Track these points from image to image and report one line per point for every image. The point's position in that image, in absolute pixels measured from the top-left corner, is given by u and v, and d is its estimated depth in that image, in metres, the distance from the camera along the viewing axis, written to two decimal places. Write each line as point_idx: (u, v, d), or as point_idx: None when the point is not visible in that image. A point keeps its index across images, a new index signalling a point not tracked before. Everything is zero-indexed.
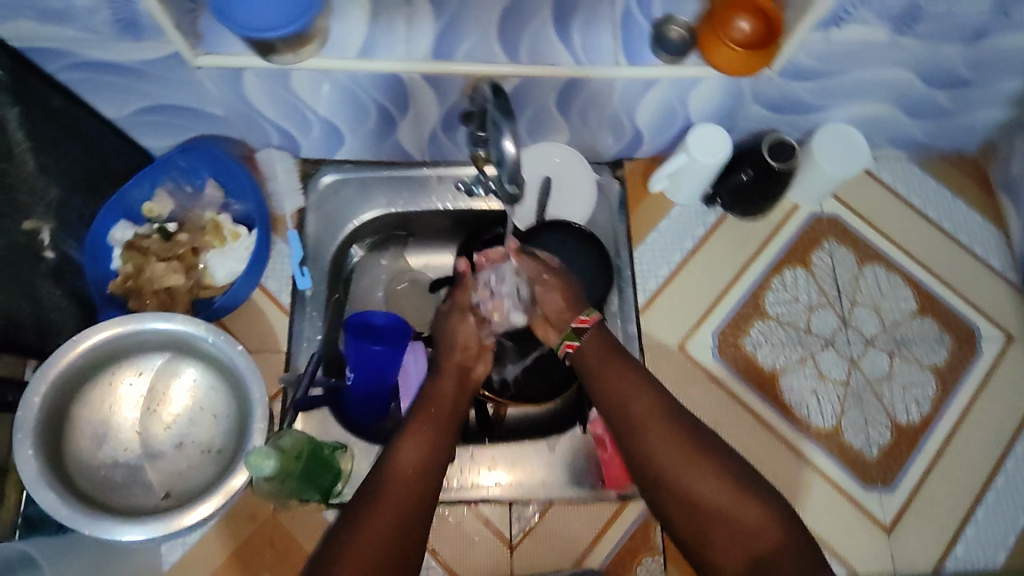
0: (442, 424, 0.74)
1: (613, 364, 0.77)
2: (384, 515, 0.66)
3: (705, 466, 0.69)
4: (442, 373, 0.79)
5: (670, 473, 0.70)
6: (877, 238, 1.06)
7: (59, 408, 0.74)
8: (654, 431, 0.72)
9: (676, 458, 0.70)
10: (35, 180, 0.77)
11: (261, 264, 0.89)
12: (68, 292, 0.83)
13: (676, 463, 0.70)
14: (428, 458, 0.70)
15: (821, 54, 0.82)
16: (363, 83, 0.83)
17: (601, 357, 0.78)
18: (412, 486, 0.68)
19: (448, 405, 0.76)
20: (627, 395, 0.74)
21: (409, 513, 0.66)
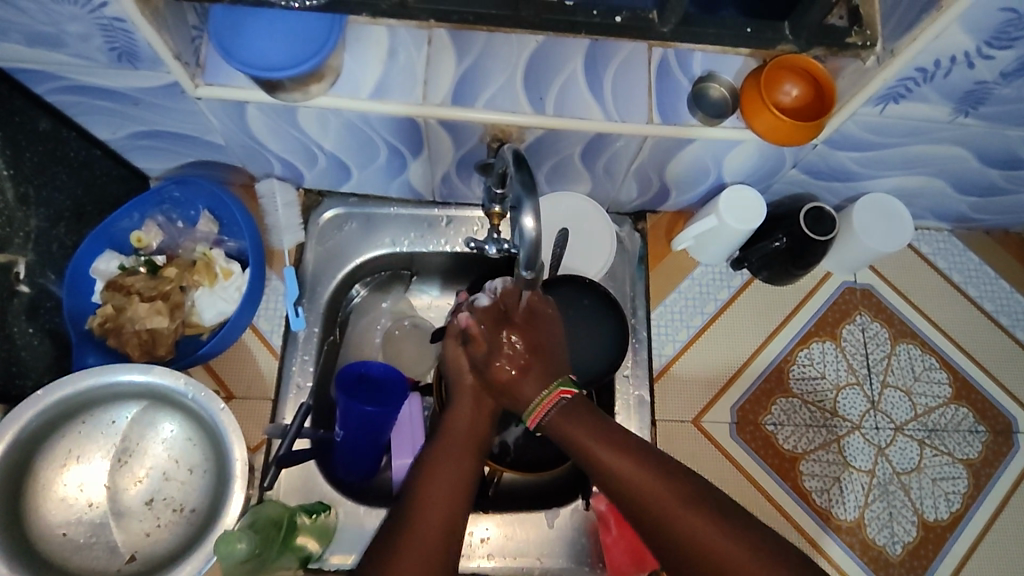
0: (462, 471, 0.67)
1: (589, 423, 0.68)
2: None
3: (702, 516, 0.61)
4: (458, 394, 0.73)
5: (670, 531, 0.62)
6: (913, 315, 0.99)
7: (19, 463, 0.68)
8: (641, 485, 0.64)
9: (675, 513, 0.62)
10: (14, 211, 0.72)
11: (253, 301, 0.84)
12: (42, 329, 0.78)
13: (674, 517, 0.61)
14: (450, 516, 0.64)
15: (871, 125, 0.77)
16: (375, 125, 0.77)
17: (576, 417, 0.68)
18: (432, 549, 0.61)
19: (467, 450, 0.68)
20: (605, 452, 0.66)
21: (437, 546, 0.61)
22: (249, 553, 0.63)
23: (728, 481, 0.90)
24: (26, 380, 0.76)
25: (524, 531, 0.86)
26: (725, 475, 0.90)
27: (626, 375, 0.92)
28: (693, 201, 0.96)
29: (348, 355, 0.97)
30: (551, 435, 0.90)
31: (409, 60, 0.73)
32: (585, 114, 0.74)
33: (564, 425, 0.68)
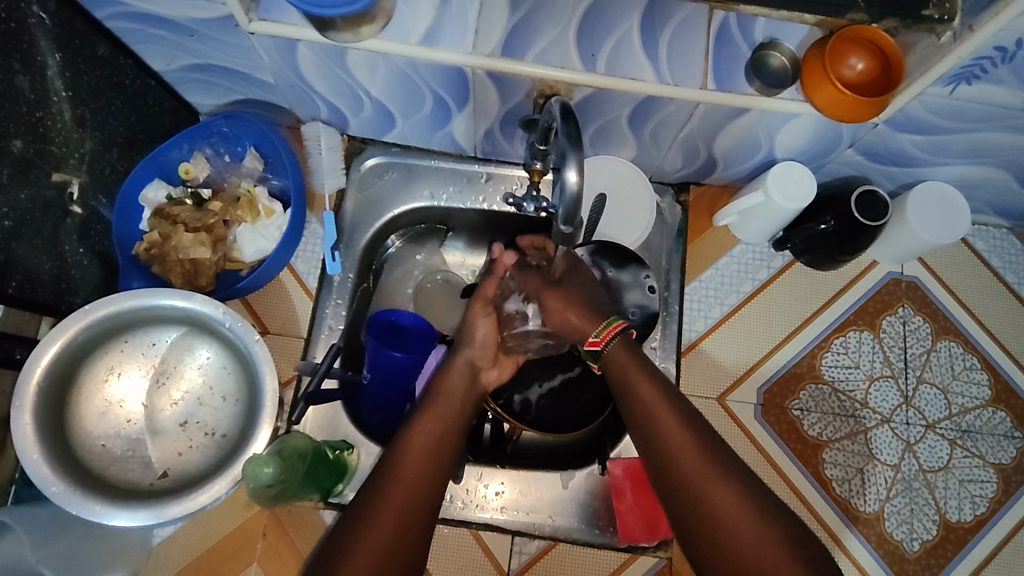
0: (448, 423, 0.71)
1: (639, 373, 0.72)
2: (389, 508, 0.63)
3: (725, 489, 0.64)
4: (452, 370, 0.76)
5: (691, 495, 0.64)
6: (959, 312, 0.96)
7: (65, 374, 0.71)
8: (672, 445, 0.67)
9: (707, 481, 0.64)
10: (71, 132, 0.74)
11: (292, 242, 0.85)
12: (92, 250, 0.81)
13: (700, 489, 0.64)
14: (431, 467, 0.67)
15: (938, 107, 0.73)
16: (423, 72, 0.76)
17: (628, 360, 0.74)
18: (416, 493, 0.65)
19: (459, 405, 0.73)
20: (645, 406, 0.70)
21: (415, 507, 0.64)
22: (276, 478, 0.65)
23: (749, 462, 0.89)
24: (74, 298, 0.79)
25: (539, 489, 0.87)
26: (746, 455, 0.89)
27: (653, 347, 0.92)
28: (742, 175, 0.93)
29: (380, 303, 0.99)
30: (571, 399, 0.91)
31: (461, 8, 0.72)
32: (638, 74, 0.73)
33: (627, 372, 0.72)
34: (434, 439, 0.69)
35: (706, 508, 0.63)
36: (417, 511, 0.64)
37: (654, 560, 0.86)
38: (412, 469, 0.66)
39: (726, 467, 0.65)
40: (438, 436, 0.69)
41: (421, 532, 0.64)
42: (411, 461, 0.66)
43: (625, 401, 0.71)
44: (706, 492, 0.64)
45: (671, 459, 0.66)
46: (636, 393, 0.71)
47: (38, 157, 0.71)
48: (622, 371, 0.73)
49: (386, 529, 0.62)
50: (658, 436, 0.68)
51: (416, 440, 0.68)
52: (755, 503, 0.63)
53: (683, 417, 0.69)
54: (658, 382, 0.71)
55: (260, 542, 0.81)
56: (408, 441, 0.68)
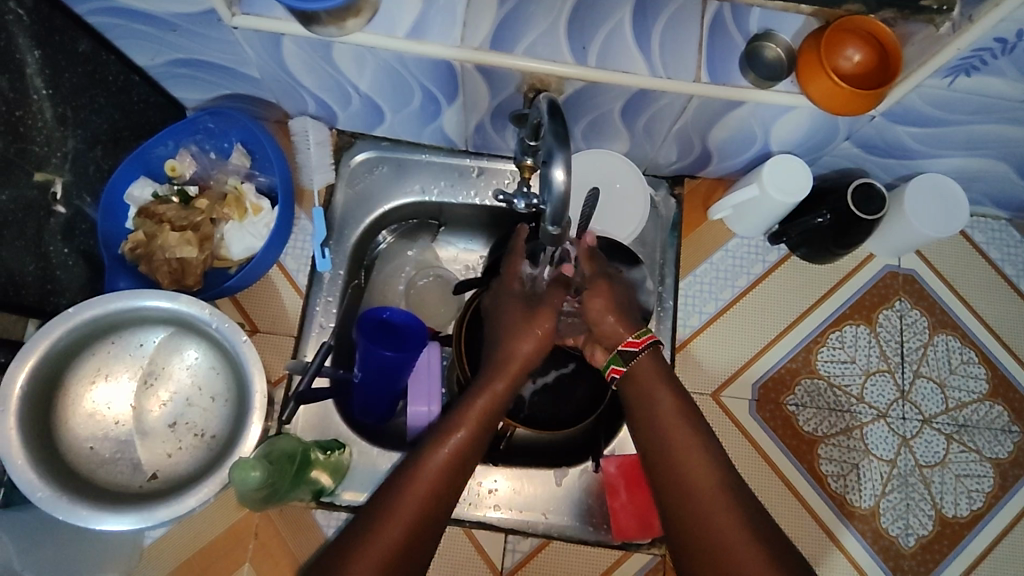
0: (479, 432, 0.70)
1: (663, 396, 0.71)
2: (392, 524, 0.61)
3: (737, 519, 0.61)
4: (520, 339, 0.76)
5: (699, 523, 0.62)
6: (956, 304, 0.95)
7: (50, 377, 0.71)
8: (686, 472, 0.65)
9: (721, 509, 0.62)
10: (52, 130, 0.73)
11: (281, 238, 0.84)
12: (77, 250, 0.80)
13: (713, 518, 0.61)
14: (454, 474, 0.67)
15: (937, 99, 0.72)
16: (411, 66, 0.74)
17: (657, 375, 0.73)
18: (427, 505, 0.64)
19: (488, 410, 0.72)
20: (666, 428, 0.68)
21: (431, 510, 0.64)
22: (263, 483, 0.65)
23: (744, 458, 0.89)
24: (60, 299, 0.78)
25: (533, 487, 0.87)
26: (741, 451, 0.89)
27: None
28: (737, 168, 0.92)
29: (371, 299, 0.98)
30: (565, 394, 0.90)
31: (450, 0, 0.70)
32: (630, 67, 0.71)
33: (654, 390, 0.71)
34: (466, 445, 0.68)
35: (715, 538, 0.60)
36: (425, 524, 0.63)
37: (649, 557, 0.86)
38: (431, 480, 0.65)
39: (741, 497, 0.63)
40: (466, 443, 0.68)
41: (425, 545, 0.63)
42: (433, 472, 0.65)
43: (648, 424, 0.70)
44: (716, 518, 0.61)
45: (685, 485, 0.64)
46: (659, 415, 0.69)
47: (19, 157, 0.70)
48: (649, 392, 0.71)
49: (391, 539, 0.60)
50: (672, 459, 0.66)
51: (442, 448, 0.67)
52: (767, 539, 0.60)
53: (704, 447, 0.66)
54: (683, 408, 0.70)
55: (252, 543, 0.81)
56: (428, 456, 0.66)
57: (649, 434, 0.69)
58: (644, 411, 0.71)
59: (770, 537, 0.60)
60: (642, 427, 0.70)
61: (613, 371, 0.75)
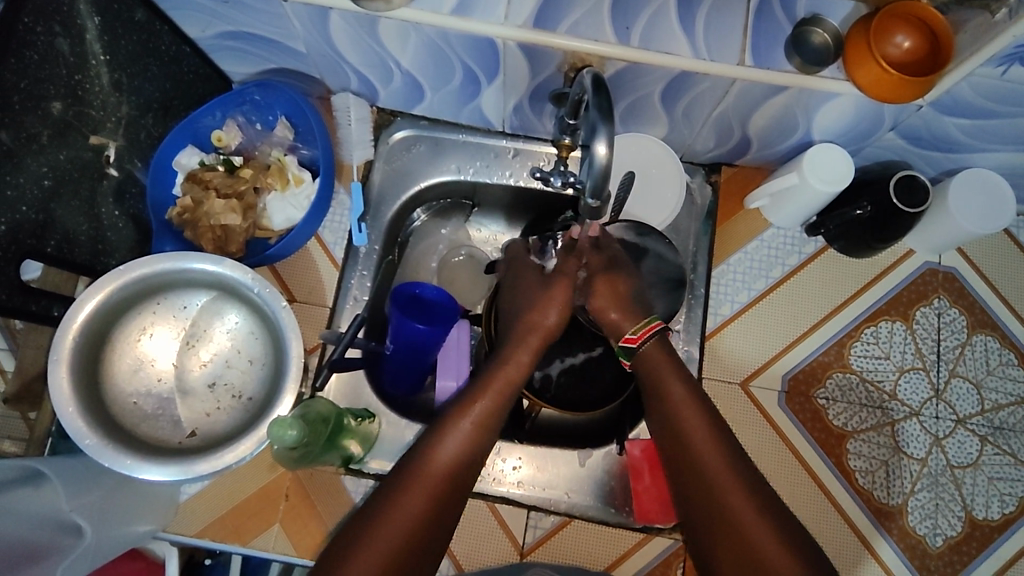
0: (498, 407, 0.70)
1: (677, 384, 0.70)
2: (410, 503, 0.62)
3: (758, 514, 0.62)
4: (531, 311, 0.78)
5: (723, 516, 0.62)
6: (997, 305, 0.93)
7: (99, 332, 0.73)
8: (707, 462, 0.65)
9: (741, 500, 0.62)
10: (108, 95, 0.76)
11: (320, 211, 0.86)
12: (127, 213, 0.83)
13: (737, 513, 0.62)
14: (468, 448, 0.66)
15: (988, 89, 0.70)
16: (454, 43, 0.75)
17: (667, 360, 0.72)
18: (443, 481, 0.64)
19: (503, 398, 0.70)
20: (685, 422, 0.68)
21: (444, 499, 0.64)
22: (298, 441, 0.67)
23: (770, 448, 0.88)
24: (110, 259, 0.81)
25: (557, 466, 0.87)
26: (768, 441, 0.88)
27: (677, 330, 0.90)
28: (777, 157, 0.91)
29: (404, 275, 0.99)
30: (593, 376, 0.91)
31: None
32: (673, 49, 0.71)
33: (663, 379, 0.70)
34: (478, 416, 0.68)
35: (737, 530, 0.61)
36: (444, 502, 0.64)
37: (670, 542, 0.86)
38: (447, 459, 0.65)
39: (760, 491, 0.63)
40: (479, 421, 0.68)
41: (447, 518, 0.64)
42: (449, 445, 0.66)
43: (666, 416, 0.69)
44: (735, 509, 0.62)
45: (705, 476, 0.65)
46: (675, 404, 0.69)
47: (76, 120, 0.73)
48: (660, 382, 0.70)
49: (410, 511, 0.62)
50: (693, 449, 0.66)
51: (457, 424, 0.67)
52: (788, 530, 0.61)
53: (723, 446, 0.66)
54: (695, 393, 0.69)
55: (282, 504, 0.83)
56: (444, 430, 0.66)
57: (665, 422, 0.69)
58: (655, 398, 0.70)
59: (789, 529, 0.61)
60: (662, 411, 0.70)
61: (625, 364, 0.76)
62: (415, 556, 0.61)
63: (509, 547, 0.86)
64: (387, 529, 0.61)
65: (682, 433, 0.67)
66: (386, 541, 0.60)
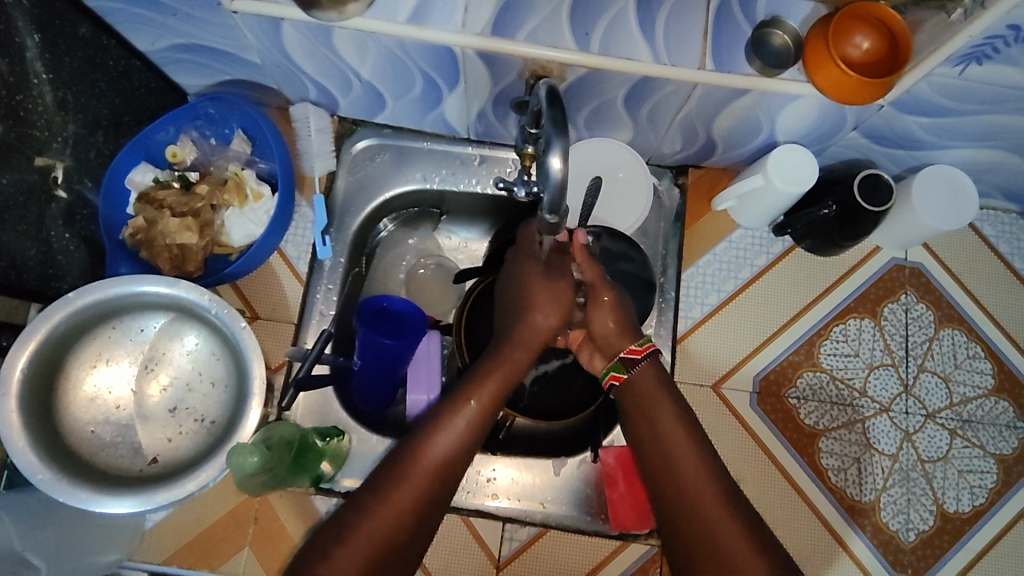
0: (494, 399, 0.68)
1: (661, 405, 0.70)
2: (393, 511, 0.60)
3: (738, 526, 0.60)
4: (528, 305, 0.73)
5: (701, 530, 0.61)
6: (963, 299, 0.94)
7: (51, 361, 0.71)
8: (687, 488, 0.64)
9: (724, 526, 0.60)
10: (53, 114, 0.73)
11: (280, 226, 0.84)
12: (78, 235, 0.80)
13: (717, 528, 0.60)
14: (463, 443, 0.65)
15: (947, 88, 0.70)
16: (412, 52, 0.73)
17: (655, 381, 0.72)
18: (428, 489, 0.62)
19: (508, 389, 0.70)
20: (667, 439, 0.67)
21: (429, 500, 0.62)
22: (261, 467, 0.65)
23: (745, 451, 0.88)
24: (61, 283, 0.79)
25: (532, 476, 0.87)
26: (742, 444, 0.88)
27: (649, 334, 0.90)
28: (742, 158, 0.91)
29: (372, 287, 0.98)
30: (566, 385, 0.90)
31: None
32: (632, 54, 0.70)
33: (649, 399, 0.70)
34: (472, 427, 0.66)
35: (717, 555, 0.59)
36: (428, 504, 0.62)
37: (646, 547, 0.85)
38: (435, 461, 0.63)
39: (740, 507, 0.62)
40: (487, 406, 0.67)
41: (423, 531, 0.62)
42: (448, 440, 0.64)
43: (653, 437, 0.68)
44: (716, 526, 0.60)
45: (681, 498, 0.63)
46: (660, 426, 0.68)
47: (20, 141, 0.70)
48: (648, 404, 0.70)
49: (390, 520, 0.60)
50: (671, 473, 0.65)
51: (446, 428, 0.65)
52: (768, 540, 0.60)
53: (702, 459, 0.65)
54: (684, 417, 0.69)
55: (252, 527, 0.82)
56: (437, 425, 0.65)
57: (648, 439, 0.68)
58: (641, 414, 0.70)
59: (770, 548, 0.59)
60: (646, 431, 0.69)
61: (613, 377, 0.73)
62: (389, 566, 0.59)
63: (486, 560, 0.85)
64: (364, 537, 0.58)
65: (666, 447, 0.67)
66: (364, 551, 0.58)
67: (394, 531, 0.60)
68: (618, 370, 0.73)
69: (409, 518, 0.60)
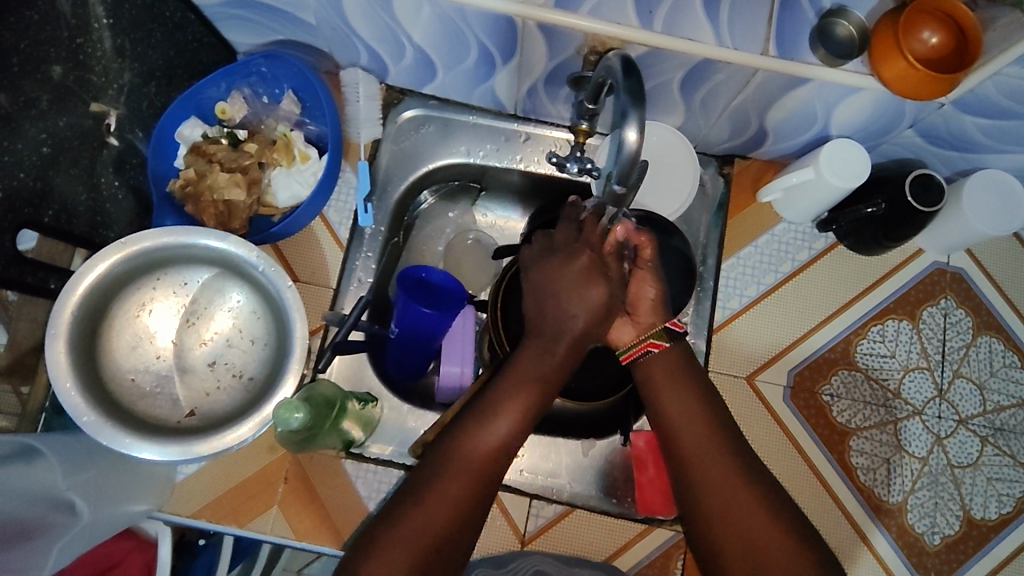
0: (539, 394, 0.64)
1: (680, 388, 0.68)
2: (444, 497, 0.60)
3: (756, 501, 0.62)
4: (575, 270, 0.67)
5: (723, 506, 0.63)
6: (1003, 308, 0.93)
7: (99, 305, 0.71)
8: (711, 476, 0.64)
9: (753, 525, 0.61)
10: (110, 61, 0.73)
11: (327, 189, 0.84)
12: (126, 184, 0.81)
13: (734, 504, 0.62)
14: (507, 447, 0.63)
15: (1013, 89, 0.69)
16: (473, 20, 0.73)
17: (668, 354, 0.70)
18: (472, 483, 0.61)
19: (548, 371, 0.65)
20: (680, 414, 0.67)
21: (476, 491, 0.61)
22: (304, 424, 0.65)
23: (774, 444, 0.88)
24: (108, 232, 0.79)
25: (560, 454, 0.87)
26: (772, 437, 0.88)
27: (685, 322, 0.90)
28: (791, 151, 0.90)
29: (409, 259, 0.98)
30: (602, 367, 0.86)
31: None
32: (696, 35, 0.69)
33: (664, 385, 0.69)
34: (517, 422, 0.63)
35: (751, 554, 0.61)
36: (479, 494, 0.61)
37: (671, 533, 0.85)
38: (480, 454, 0.62)
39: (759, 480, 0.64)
40: (539, 393, 0.64)
41: (475, 517, 0.62)
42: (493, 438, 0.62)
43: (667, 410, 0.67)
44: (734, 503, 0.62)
45: (703, 487, 0.64)
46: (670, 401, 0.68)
47: (77, 85, 0.70)
48: (658, 379, 0.69)
49: (441, 509, 0.60)
50: (694, 467, 0.65)
51: (494, 429, 0.62)
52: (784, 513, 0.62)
53: (715, 431, 0.66)
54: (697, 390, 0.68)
55: (282, 487, 0.82)
56: (489, 420, 0.63)
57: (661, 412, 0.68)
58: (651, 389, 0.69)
59: (794, 528, 0.62)
60: (659, 409, 0.68)
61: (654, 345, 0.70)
62: (452, 548, 0.60)
63: (510, 535, 0.85)
64: (421, 521, 0.59)
65: (673, 418, 0.67)
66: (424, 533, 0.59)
67: (434, 531, 0.59)
68: (658, 337, 0.70)
69: (461, 506, 0.61)
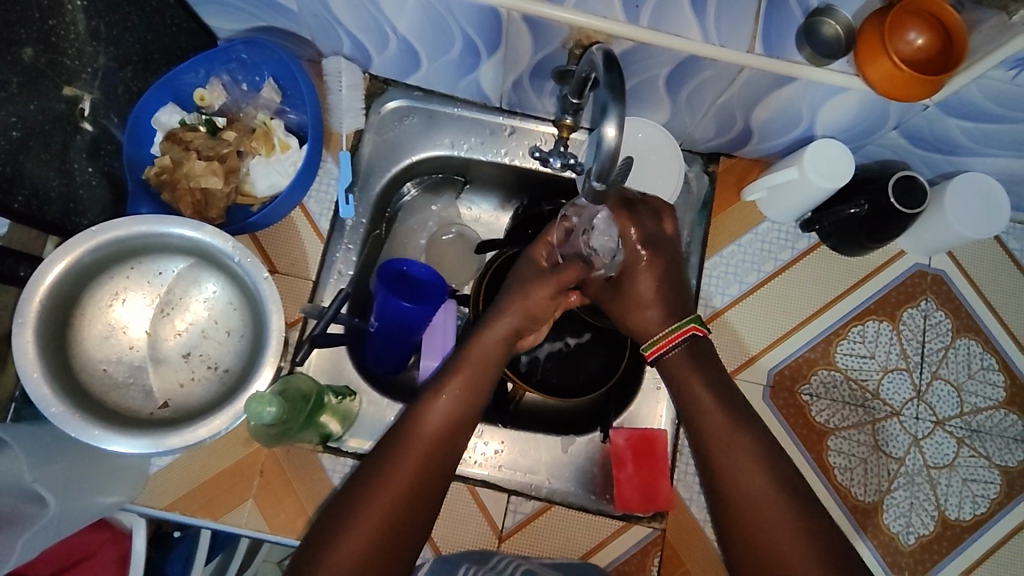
0: (490, 362, 0.70)
1: (702, 386, 0.71)
2: (402, 471, 0.63)
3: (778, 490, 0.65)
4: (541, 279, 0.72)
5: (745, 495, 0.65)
6: (983, 310, 0.93)
7: (70, 294, 0.70)
8: (733, 467, 0.66)
9: (774, 517, 0.63)
10: (85, 43, 0.71)
11: (307, 178, 0.83)
12: (101, 171, 0.79)
13: (752, 492, 0.65)
14: (452, 420, 0.67)
15: (997, 93, 0.69)
16: (456, 11, 0.72)
17: (692, 355, 0.73)
18: (429, 461, 0.64)
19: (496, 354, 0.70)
20: (707, 413, 0.70)
21: (432, 467, 0.64)
22: (278, 417, 0.64)
23: None
24: (81, 219, 0.77)
25: (540, 450, 0.87)
26: None
27: None
28: (776, 150, 0.90)
29: (391, 251, 0.97)
30: (580, 363, 0.92)
31: None
32: (682, 31, 0.69)
33: (692, 386, 0.71)
34: (459, 396, 0.68)
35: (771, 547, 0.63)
36: (433, 470, 0.64)
37: (649, 530, 0.85)
38: (432, 429, 0.66)
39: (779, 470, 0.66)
40: (474, 373, 0.69)
41: (435, 493, 0.64)
42: (438, 415, 0.66)
43: (691, 407, 0.71)
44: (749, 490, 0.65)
45: (728, 482, 0.66)
46: (694, 399, 0.71)
47: (49, 68, 0.69)
48: (681, 379, 0.72)
49: (403, 476, 0.63)
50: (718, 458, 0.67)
51: (435, 405, 0.67)
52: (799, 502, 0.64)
53: (739, 425, 0.68)
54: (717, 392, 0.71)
55: (257, 480, 0.81)
56: (432, 396, 0.67)
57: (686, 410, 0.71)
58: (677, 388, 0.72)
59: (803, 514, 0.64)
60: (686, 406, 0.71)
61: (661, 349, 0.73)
62: (412, 526, 0.62)
63: (488, 531, 0.85)
64: (386, 495, 0.62)
65: (699, 415, 0.70)
66: (381, 507, 0.61)
67: (398, 501, 0.62)
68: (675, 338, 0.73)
69: (417, 481, 0.63)
